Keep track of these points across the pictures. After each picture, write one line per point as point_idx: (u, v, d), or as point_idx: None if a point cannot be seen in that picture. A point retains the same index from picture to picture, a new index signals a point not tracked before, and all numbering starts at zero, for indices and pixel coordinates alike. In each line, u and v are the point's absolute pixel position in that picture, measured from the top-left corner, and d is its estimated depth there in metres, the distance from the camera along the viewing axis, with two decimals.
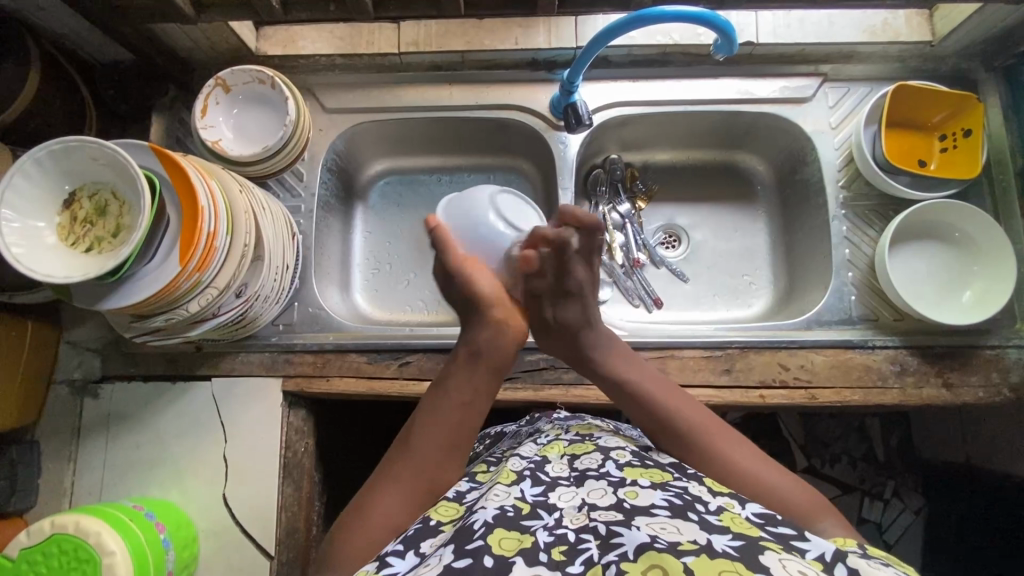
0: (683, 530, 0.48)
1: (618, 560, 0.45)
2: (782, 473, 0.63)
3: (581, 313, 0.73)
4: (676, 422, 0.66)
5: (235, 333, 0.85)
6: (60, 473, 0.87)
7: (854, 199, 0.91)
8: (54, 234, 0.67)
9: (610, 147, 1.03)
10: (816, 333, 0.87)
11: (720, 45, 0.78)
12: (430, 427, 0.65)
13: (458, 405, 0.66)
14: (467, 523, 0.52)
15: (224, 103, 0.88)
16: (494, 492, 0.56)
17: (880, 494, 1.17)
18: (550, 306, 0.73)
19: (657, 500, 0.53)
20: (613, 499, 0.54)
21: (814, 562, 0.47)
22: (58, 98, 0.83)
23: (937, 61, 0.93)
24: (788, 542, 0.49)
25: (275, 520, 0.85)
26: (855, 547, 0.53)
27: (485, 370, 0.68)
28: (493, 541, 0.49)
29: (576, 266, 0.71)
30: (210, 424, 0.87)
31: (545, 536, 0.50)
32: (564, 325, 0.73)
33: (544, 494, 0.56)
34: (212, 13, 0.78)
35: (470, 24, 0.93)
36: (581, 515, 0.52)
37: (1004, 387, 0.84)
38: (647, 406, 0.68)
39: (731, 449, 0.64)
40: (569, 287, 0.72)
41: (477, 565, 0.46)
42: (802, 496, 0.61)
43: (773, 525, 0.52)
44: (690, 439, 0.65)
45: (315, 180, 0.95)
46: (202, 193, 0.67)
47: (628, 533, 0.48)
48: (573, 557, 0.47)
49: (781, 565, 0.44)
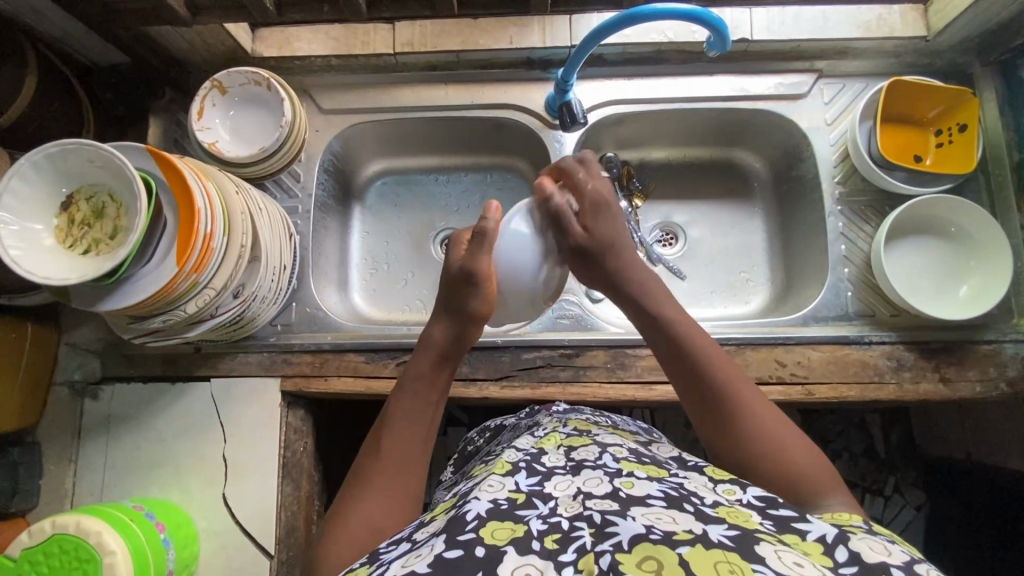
0: (678, 520, 0.48)
1: (611, 550, 0.45)
2: (804, 445, 0.61)
3: (607, 237, 0.75)
4: (709, 377, 0.65)
5: (234, 333, 0.85)
6: (61, 474, 0.88)
7: (850, 194, 0.92)
8: (52, 236, 0.67)
9: (606, 145, 1.03)
10: (812, 329, 0.87)
11: (713, 42, 0.78)
12: (400, 429, 0.67)
13: (423, 404, 0.69)
14: (460, 515, 0.52)
15: (221, 105, 0.89)
16: (489, 482, 0.57)
17: (880, 490, 1.17)
18: (581, 225, 0.75)
19: (653, 490, 0.53)
20: (610, 488, 0.53)
21: (815, 543, 0.48)
22: (56, 101, 0.83)
23: (932, 57, 0.93)
24: (789, 524, 0.50)
25: (274, 519, 0.85)
26: (861, 521, 0.53)
27: (444, 374, 0.72)
28: (485, 533, 0.49)
29: (592, 184, 0.76)
30: (209, 425, 0.88)
31: (538, 525, 0.50)
32: (596, 243, 0.74)
33: (540, 484, 0.56)
34: (208, 15, 0.78)
35: (465, 23, 0.93)
36: (576, 504, 0.52)
37: (1001, 382, 0.84)
38: (681, 354, 0.68)
39: (754, 414, 0.63)
40: (598, 196, 0.75)
41: (468, 555, 0.47)
42: (819, 471, 0.59)
43: (775, 507, 0.53)
44: (722, 397, 0.64)
45: (313, 181, 0.95)
46: (198, 194, 0.68)
47: (623, 522, 0.48)
48: (566, 546, 0.47)
49: (777, 557, 0.44)
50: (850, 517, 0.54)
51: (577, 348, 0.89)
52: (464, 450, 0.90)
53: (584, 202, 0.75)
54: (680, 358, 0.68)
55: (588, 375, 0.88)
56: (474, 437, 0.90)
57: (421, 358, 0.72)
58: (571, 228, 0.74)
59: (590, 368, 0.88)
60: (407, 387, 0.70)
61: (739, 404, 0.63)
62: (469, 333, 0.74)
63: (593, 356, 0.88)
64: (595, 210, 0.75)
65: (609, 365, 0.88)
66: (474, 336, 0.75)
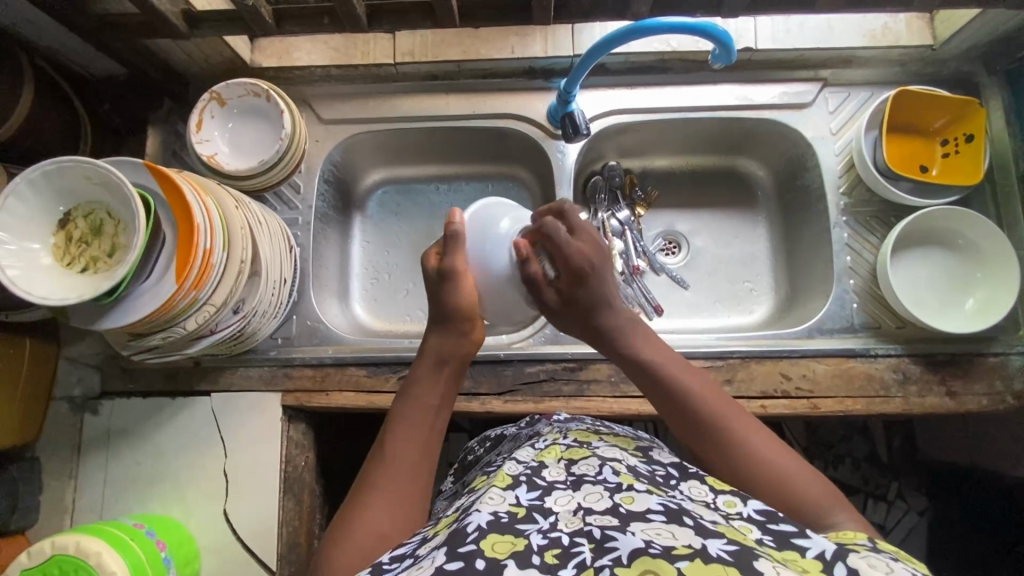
0: (678, 535, 0.47)
1: (611, 565, 0.45)
2: (803, 468, 0.61)
3: (599, 288, 0.73)
4: (688, 402, 0.67)
5: (234, 348, 0.85)
6: (62, 490, 0.87)
7: (855, 205, 0.91)
8: (49, 254, 0.66)
9: (608, 153, 1.02)
10: (817, 342, 0.86)
11: (718, 54, 0.77)
12: (404, 435, 0.66)
13: (428, 413, 0.68)
14: (461, 527, 0.51)
15: (220, 117, 0.88)
16: (489, 495, 0.56)
17: (883, 495, 1.16)
18: (555, 290, 0.73)
19: (653, 504, 0.52)
20: (609, 504, 0.53)
21: (814, 560, 0.46)
22: (55, 114, 0.83)
23: (938, 65, 0.92)
24: (789, 539, 0.49)
25: (276, 535, 0.84)
26: (864, 540, 0.52)
27: (448, 376, 0.72)
28: (486, 545, 0.48)
29: (573, 246, 0.72)
30: (210, 440, 0.87)
31: (539, 539, 0.49)
32: (578, 303, 0.73)
33: (540, 498, 0.55)
34: (206, 28, 0.78)
35: (466, 33, 0.92)
36: (576, 519, 0.52)
37: (1007, 395, 0.83)
38: (655, 380, 0.70)
39: (745, 440, 0.63)
40: (576, 269, 0.72)
41: (469, 568, 0.46)
42: (819, 488, 0.59)
43: (775, 522, 0.52)
44: (711, 429, 0.65)
45: (313, 192, 0.94)
46: (198, 212, 0.67)
47: (623, 537, 0.47)
48: (566, 561, 0.47)
49: (777, 573, 0.43)
50: (856, 534, 0.53)
51: (580, 361, 0.88)
52: (467, 458, 0.89)
53: (564, 269, 0.72)
54: (666, 395, 0.69)
55: (592, 388, 0.87)
56: (476, 445, 0.89)
57: (420, 365, 0.72)
58: (546, 293, 0.73)
59: (593, 382, 0.87)
60: (408, 393, 0.70)
61: (731, 434, 0.64)
62: (468, 335, 0.73)
63: (596, 370, 0.88)
64: (573, 282, 0.72)
65: (613, 379, 0.87)
66: (474, 334, 0.74)
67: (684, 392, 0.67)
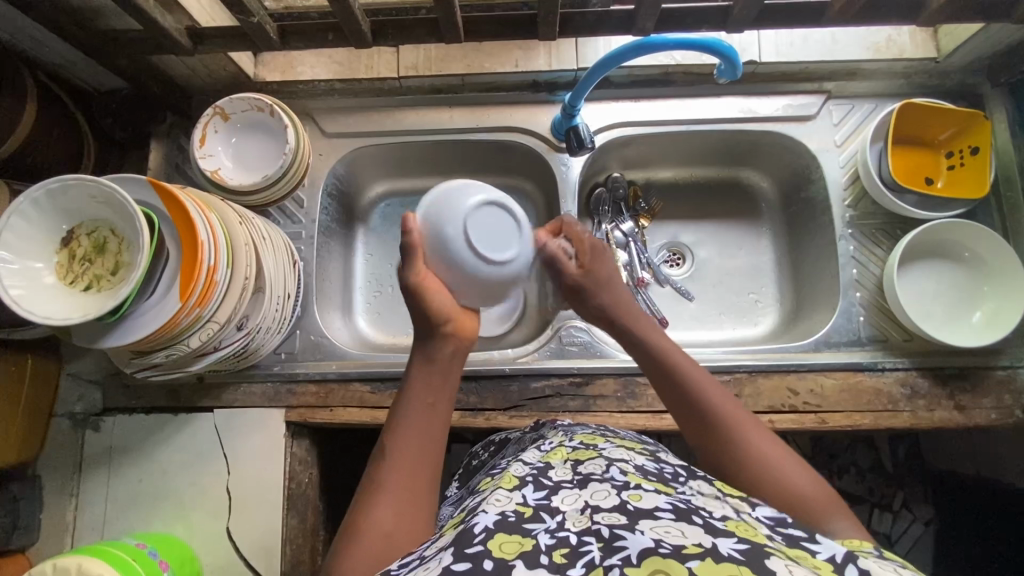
0: (688, 533, 0.47)
1: (620, 565, 0.44)
2: (801, 468, 0.60)
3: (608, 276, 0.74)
4: (692, 387, 0.66)
5: (238, 363, 0.84)
6: (62, 508, 0.86)
7: (861, 217, 0.91)
8: (53, 273, 0.66)
9: (612, 165, 1.01)
10: (824, 356, 0.86)
11: (724, 69, 0.77)
12: (407, 434, 0.63)
13: (427, 409, 0.66)
14: (467, 528, 0.50)
15: (223, 132, 0.87)
16: (495, 496, 0.55)
17: (889, 505, 1.15)
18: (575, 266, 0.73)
19: (661, 502, 0.51)
20: (617, 502, 0.52)
21: (825, 561, 0.46)
22: (57, 128, 0.82)
23: (943, 77, 0.92)
24: (799, 542, 0.49)
25: (279, 553, 0.83)
26: (871, 548, 0.52)
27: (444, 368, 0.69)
28: (493, 546, 0.48)
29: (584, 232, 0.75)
30: (214, 457, 0.86)
31: (546, 539, 0.49)
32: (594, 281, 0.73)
33: (547, 498, 0.55)
34: (211, 44, 0.78)
35: (470, 46, 0.92)
36: (583, 518, 0.51)
37: (1016, 409, 0.83)
38: (660, 363, 0.68)
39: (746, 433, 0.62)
40: (592, 243, 0.74)
41: (476, 568, 0.45)
42: (819, 493, 0.58)
43: (783, 525, 0.51)
44: (713, 417, 0.64)
45: (317, 207, 0.94)
46: (201, 225, 0.66)
47: (632, 536, 0.47)
48: (575, 560, 0.46)
49: (788, 570, 0.43)
50: (863, 542, 0.53)
51: (585, 375, 0.88)
52: (470, 464, 0.88)
53: (580, 245, 0.74)
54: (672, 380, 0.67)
55: (598, 404, 0.87)
56: (478, 450, 0.88)
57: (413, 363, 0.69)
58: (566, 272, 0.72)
59: (600, 398, 0.87)
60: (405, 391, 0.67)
61: (732, 424, 0.63)
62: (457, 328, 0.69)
63: (602, 385, 0.87)
64: (591, 254, 0.74)
65: (620, 394, 0.87)
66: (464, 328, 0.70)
67: (690, 378, 0.66)
